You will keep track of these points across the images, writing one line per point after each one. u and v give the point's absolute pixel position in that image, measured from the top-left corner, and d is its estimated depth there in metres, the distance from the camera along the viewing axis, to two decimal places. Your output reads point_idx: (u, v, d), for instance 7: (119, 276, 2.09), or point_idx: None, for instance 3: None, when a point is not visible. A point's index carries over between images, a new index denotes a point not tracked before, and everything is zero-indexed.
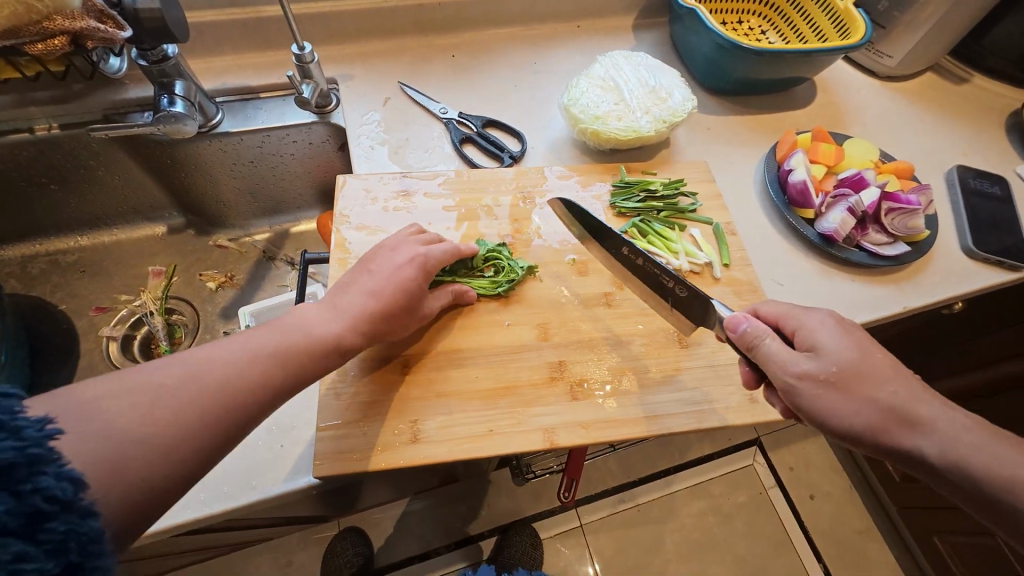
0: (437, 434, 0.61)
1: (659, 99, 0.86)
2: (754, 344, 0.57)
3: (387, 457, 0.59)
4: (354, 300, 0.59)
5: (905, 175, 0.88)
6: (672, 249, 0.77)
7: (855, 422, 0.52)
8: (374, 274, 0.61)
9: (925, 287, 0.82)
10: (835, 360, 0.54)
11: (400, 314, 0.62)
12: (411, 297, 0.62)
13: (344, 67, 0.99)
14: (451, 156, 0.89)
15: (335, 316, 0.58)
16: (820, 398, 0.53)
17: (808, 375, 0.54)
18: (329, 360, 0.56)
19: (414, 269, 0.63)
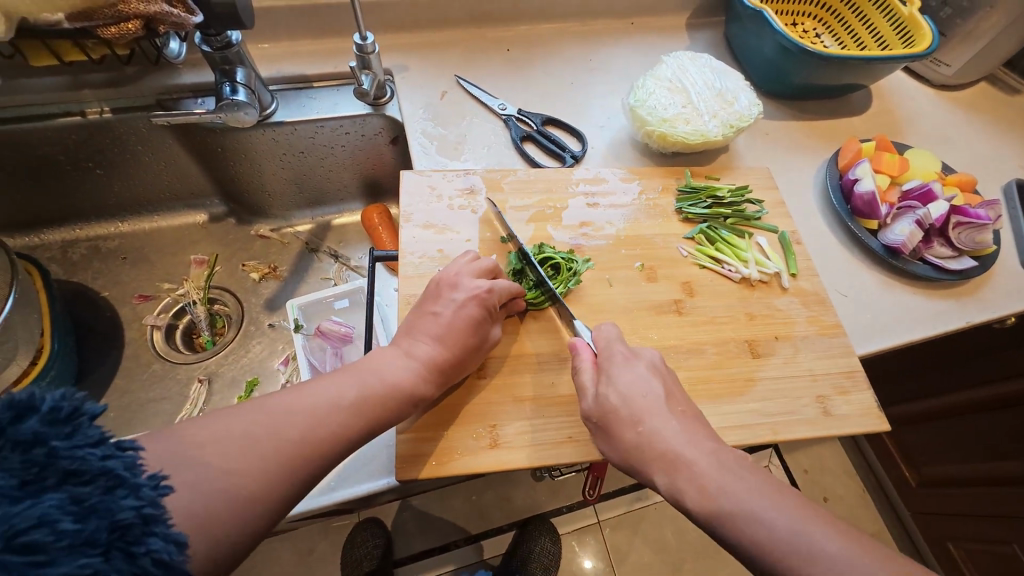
0: (516, 439, 0.60)
1: (726, 103, 0.84)
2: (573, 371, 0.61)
3: (467, 462, 0.59)
4: (422, 346, 0.59)
5: (969, 188, 0.87)
6: (741, 257, 0.76)
7: (612, 454, 0.55)
8: (439, 316, 0.61)
9: (987, 303, 0.82)
10: (600, 399, 0.56)
11: (467, 354, 0.61)
12: (473, 332, 0.61)
13: (398, 58, 0.97)
14: (510, 154, 0.87)
15: (408, 362, 0.58)
16: (597, 431, 0.57)
17: (589, 409, 0.57)
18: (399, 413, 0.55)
19: (473, 304, 0.62)
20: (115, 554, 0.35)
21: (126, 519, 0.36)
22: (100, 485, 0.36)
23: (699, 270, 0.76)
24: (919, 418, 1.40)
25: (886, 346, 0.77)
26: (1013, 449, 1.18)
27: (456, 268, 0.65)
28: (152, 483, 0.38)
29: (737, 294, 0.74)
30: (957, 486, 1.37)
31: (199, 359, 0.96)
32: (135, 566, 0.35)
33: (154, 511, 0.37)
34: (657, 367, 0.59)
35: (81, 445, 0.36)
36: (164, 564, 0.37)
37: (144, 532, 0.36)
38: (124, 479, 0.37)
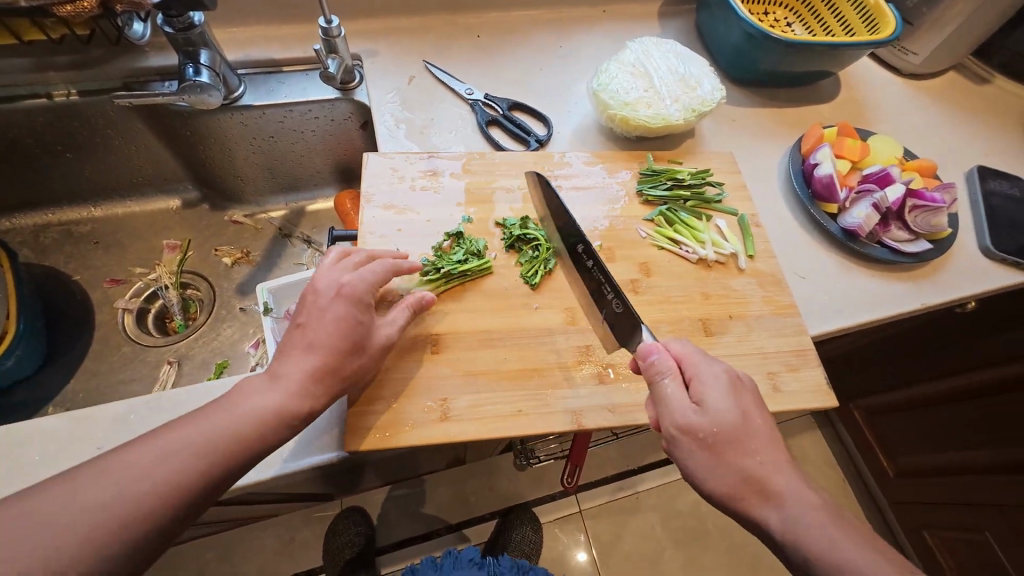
0: (466, 413, 0.61)
1: (688, 87, 0.85)
2: (655, 381, 0.57)
3: (416, 434, 0.60)
4: (288, 364, 0.54)
5: (928, 173, 0.88)
6: (698, 238, 0.77)
7: (711, 481, 0.52)
8: (304, 326, 0.56)
9: (943, 285, 0.83)
10: (715, 420, 0.53)
11: (352, 355, 0.56)
12: (351, 331, 0.56)
13: (368, 43, 0.97)
14: (476, 138, 0.88)
15: (275, 384, 0.53)
16: (694, 451, 0.53)
17: (689, 427, 0.53)
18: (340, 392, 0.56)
19: (341, 301, 0.57)
20: None
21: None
22: None
23: (657, 251, 0.77)
24: (895, 407, 1.42)
25: (842, 326, 0.78)
26: (984, 436, 1.20)
27: (325, 272, 0.61)
28: None
29: (693, 274, 0.75)
30: (930, 474, 1.39)
31: (169, 343, 0.97)
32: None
33: None
34: (744, 384, 0.56)
35: None
36: None
37: None
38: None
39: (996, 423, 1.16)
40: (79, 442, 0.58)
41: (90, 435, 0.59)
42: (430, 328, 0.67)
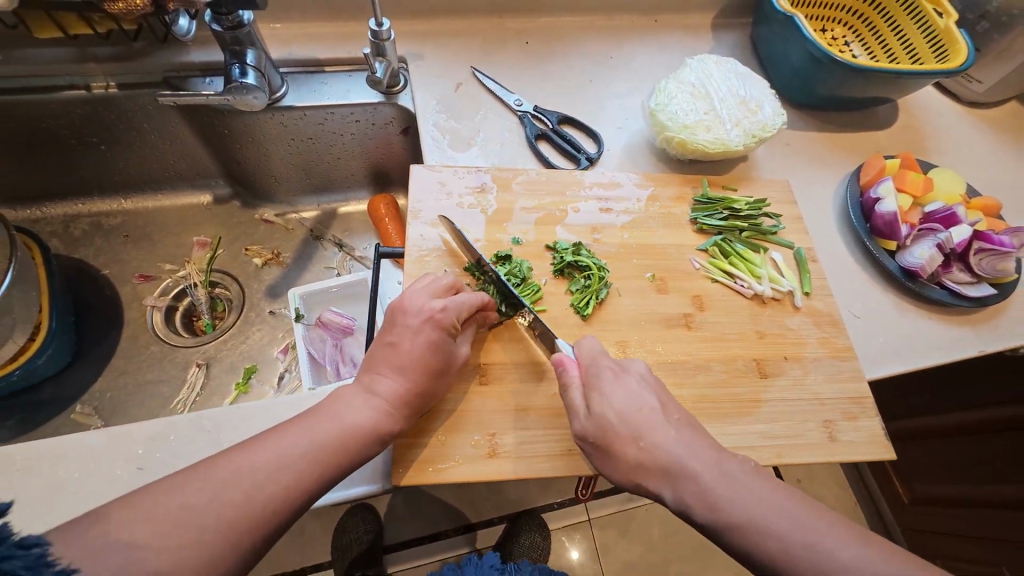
0: (524, 456, 0.60)
1: (749, 111, 0.81)
2: (563, 392, 0.59)
3: (467, 472, 0.58)
4: (382, 381, 0.56)
5: (992, 213, 0.85)
6: (754, 273, 0.75)
7: (619, 477, 0.54)
8: (396, 347, 0.57)
9: (1005, 331, 0.79)
10: (603, 422, 0.54)
11: (435, 379, 0.58)
12: (437, 359, 0.58)
13: (413, 45, 0.94)
14: (523, 151, 0.85)
15: (370, 400, 0.55)
16: (599, 451, 0.55)
17: (585, 433, 0.55)
18: (388, 425, 0.55)
19: (429, 324, 0.58)
20: None
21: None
22: None
23: (712, 285, 0.75)
24: (919, 435, 1.39)
25: (899, 370, 0.76)
26: (1005, 473, 1.17)
27: (415, 292, 0.61)
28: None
29: (747, 310, 0.74)
30: (955, 506, 1.34)
31: (198, 343, 0.95)
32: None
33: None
34: (641, 377, 0.58)
35: None
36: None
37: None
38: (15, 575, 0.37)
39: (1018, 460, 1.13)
40: (118, 461, 0.57)
41: (129, 454, 0.57)
42: (483, 361, 0.65)
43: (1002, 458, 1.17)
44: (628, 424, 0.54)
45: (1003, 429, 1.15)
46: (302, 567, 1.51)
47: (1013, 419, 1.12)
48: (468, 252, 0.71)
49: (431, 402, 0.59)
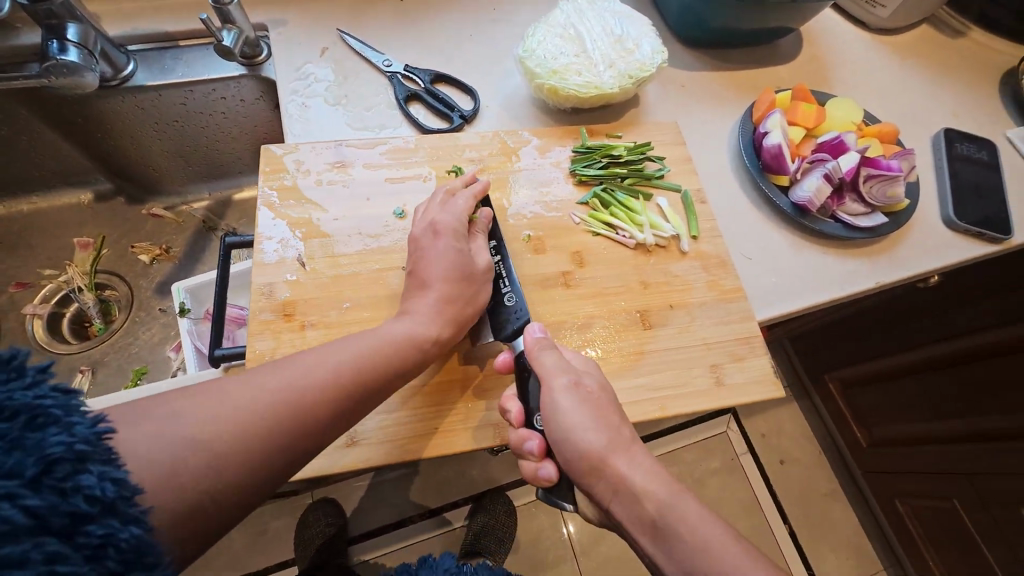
0: (376, 434, 0.56)
1: (625, 51, 0.77)
2: (535, 355, 0.55)
3: (323, 463, 0.54)
4: (414, 302, 0.57)
5: (888, 139, 0.81)
6: (635, 221, 0.71)
7: (589, 440, 0.49)
8: (419, 269, 0.59)
9: (899, 261, 0.78)
10: (599, 384, 0.54)
11: (462, 287, 0.59)
12: (460, 266, 0.59)
13: (276, 11, 0.87)
14: (394, 116, 0.80)
15: (405, 317, 0.56)
16: (571, 409, 0.51)
17: (576, 388, 0.53)
18: (420, 336, 0.55)
19: (449, 235, 0.61)
20: (43, 487, 0.34)
21: (55, 455, 0.35)
22: (25, 421, 0.35)
23: (592, 239, 0.70)
24: (870, 378, 1.36)
25: (793, 309, 0.73)
26: (955, 406, 1.17)
27: (421, 218, 0.64)
28: (88, 422, 0.37)
29: (631, 262, 0.69)
30: (903, 445, 1.35)
31: (84, 348, 0.92)
32: (67, 503, 0.34)
33: (87, 449, 0.36)
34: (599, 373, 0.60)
35: (13, 389, 0.35)
36: (99, 500, 0.35)
37: (75, 470, 0.35)
38: (55, 416, 0.36)
39: (971, 391, 1.13)
40: None
41: None
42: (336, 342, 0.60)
43: (949, 393, 1.18)
44: (607, 390, 0.54)
45: (954, 364, 1.15)
46: (266, 568, 1.47)
47: (963, 351, 1.12)
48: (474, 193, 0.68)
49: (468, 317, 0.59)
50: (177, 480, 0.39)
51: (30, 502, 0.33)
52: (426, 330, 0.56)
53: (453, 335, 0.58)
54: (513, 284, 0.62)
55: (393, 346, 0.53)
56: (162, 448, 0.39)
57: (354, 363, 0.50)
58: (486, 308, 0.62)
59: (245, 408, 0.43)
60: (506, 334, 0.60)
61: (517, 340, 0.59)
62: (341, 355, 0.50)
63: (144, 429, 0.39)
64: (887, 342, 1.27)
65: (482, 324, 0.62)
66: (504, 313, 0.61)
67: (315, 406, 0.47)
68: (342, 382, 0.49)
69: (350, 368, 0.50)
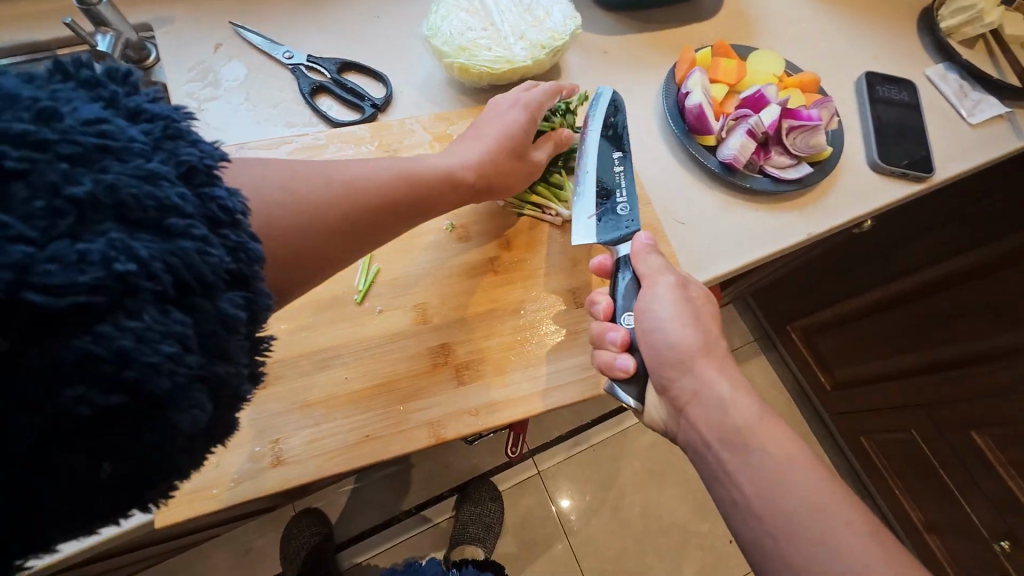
0: (303, 452, 0.53)
1: (535, 21, 0.74)
2: (640, 253, 0.58)
3: (249, 488, 0.51)
4: (465, 150, 0.60)
5: (810, 88, 0.81)
6: (560, 198, 0.69)
7: (682, 336, 0.52)
8: (475, 127, 0.62)
9: (828, 209, 0.78)
10: (703, 291, 0.57)
11: (512, 159, 0.62)
12: (519, 141, 0.62)
13: (160, 8, 0.80)
14: (301, 111, 0.75)
15: (449, 156, 0.58)
16: (670, 304, 0.54)
17: (682, 288, 0.55)
18: (461, 186, 0.58)
19: (520, 110, 0.63)
20: (185, 186, 0.30)
21: (190, 163, 0.31)
22: (160, 129, 0.31)
23: (519, 220, 0.68)
24: (829, 325, 1.39)
25: (727, 269, 0.73)
26: (905, 342, 1.22)
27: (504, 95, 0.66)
28: (211, 147, 0.33)
29: (559, 240, 0.67)
30: (861, 385, 1.39)
31: None
32: (173, 243, 0.28)
33: (216, 168, 0.32)
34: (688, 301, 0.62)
35: (134, 97, 0.32)
36: (232, 214, 0.32)
37: (210, 182, 0.32)
38: (185, 133, 0.32)
39: (919, 327, 1.18)
40: None
41: None
42: None
43: (899, 331, 1.22)
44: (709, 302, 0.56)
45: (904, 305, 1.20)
46: None
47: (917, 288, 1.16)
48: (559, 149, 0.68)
49: (509, 176, 0.62)
50: (251, 226, 0.38)
51: (177, 223, 0.29)
52: (468, 172, 0.58)
53: (489, 184, 0.61)
54: (630, 193, 0.63)
55: (442, 176, 0.56)
56: (266, 202, 0.40)
57: (411, 178, 0.52)
58: (595, 210, 0.62)
59: (330, 186, 0.45)
60: (608, 237, 0.61)
61: (620, 244, 0.61)
62: (398, 167, 0.52)
63: (226, 176, 0.39)
64: (840, 288, 1.30)
65: (587, 225, 0.62)
66: (616, 217, 0.62)
67: (377, 209, 0.48)
68: (401, 193, 0.51)
69: (405, 182, 0.51)
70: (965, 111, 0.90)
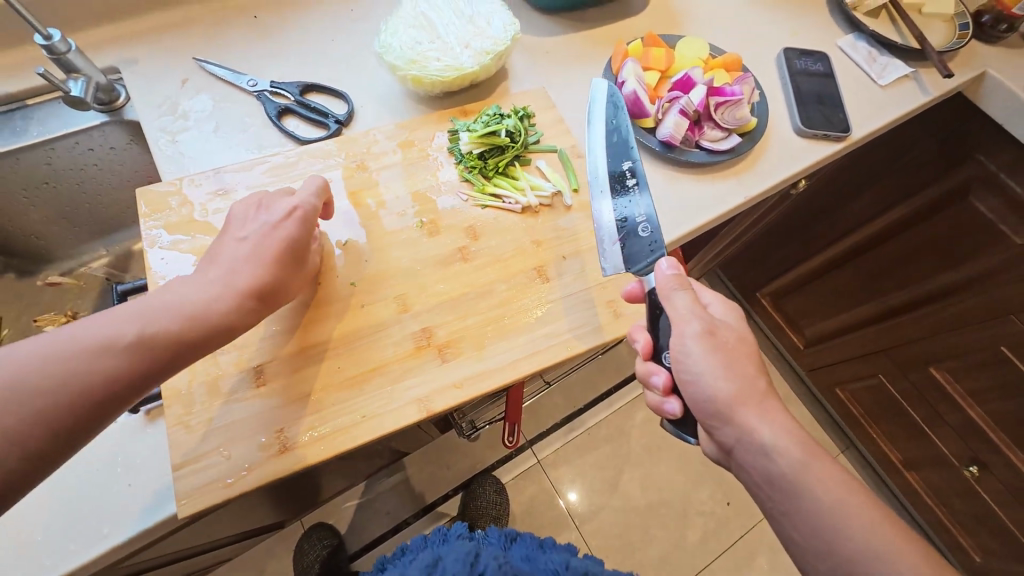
0: (308, 436, 0.58)
1: (479, 31, 0.81)
2: (667, 296, 0.59)
3: (259, 476, 0.56)
4: (233, 270, 0.57)
5: (734, 67, 0.89)
6: (518, 187, 0.75)
7: (717, 388, 0.53)
8: (235, 244, 0.59)
9: (762, 174, 0.86)
10: (738, 332, 0.58)
11: (290, 270, 0.60)
12: (283, 255, 0.59)
13: (125, 51, 0.85)
14: (271, 133, 0.80)
15: (209, 284, 0.56)
16: (703, 356, 0.55)
17: (713, 331, 0.56)
18: (217, 337, 0.54)
19: (289, 222, 0.61)
20: None
21: None
22: None
23: (483, 212, 0.74)
24: (799, 282, 1.45)
25: (678, 235, 0.80)
26: (863, 292, 1.31)
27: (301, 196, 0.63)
28: None
29: (521, 225, 0.74)
30: (829, 339, 1.48)
31: None
32: None
33: None
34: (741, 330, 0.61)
35: None
36: None
37: None
38: None
39: (876, 276, 1.27)
40: None
41: None
42: (252, 361, 0.61)
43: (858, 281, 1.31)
44: (743, 337, 0.57)
45: (857, 256, 1.28)
46: None
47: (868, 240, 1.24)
48: (537, 172, 0.79)
49: (283, 292, 0.60)
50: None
51: None
52: (227, 310, 0.55)
53: (263, 311, 0.58)
54: (647, 213, 0.67)
55: (185, 321, 0.52)
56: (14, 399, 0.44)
57: (156, 333, 0.50)
58: (619, 237, 0.67)
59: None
60: (639, 267, 0.66)
61: (648, 276, 0.64)
62: (161, 315, 0.52)
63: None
64: (807, 249, 1.36)
65: (614, 253, 0.67)
66: (639, 244, 0.66)
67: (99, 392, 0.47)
68: (140, 355, 0.49)
69: (142, 341, 0.50)
70: (875, 74, 0.99)
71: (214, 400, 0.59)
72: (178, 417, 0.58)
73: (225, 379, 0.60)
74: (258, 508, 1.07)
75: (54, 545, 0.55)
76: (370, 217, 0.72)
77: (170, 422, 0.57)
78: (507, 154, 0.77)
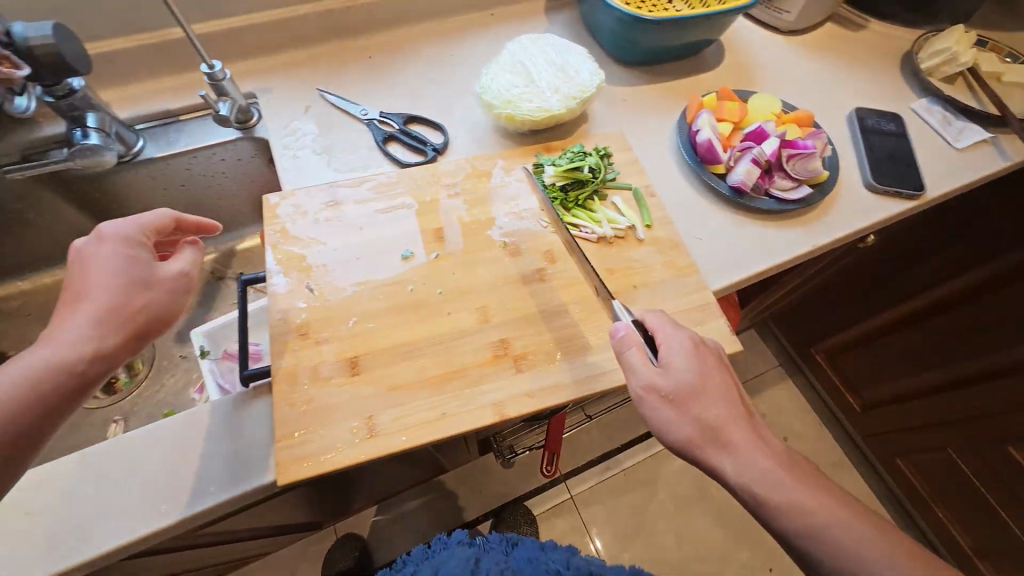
0: (393, 425, 0.64)
1: (567, 78, 0.90)
2: (620, 352, 0.61)
3: (346, 456, 0.62)
4: (82, 314, 0.53)
5: (806, 123, 0.93)
6: (595, 219, 0.81)
7: (677, 435, 0.57)
8: (86, 277, 0.54)
9: (832, 225, 0.89)
10: (674, 379, 0.58)
11: (137, 301, 0.55)
12: (134, 289, 0.55)
13: (262, 80, 0.99)
14: (376, 156, 0.91)
15: (52, 340, 0.51)
16: (660, 410, 0.58)
17: (653, 386, 0.58)
18: (90, 376, 0.51)
19: (111, 244, 0.56)
20: None
21: None
22: None
23: (560, 238, 0.80)
24: (856, 343, 1.41)
25: (745, 275, 0.82)
26: (932, 357, 1.25)
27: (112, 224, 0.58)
28: None
29: (596, 253, 0.79)
30: (891, 404, 1.41)
31: (114, 400, 0.99)
32: None
33: None
34: (710, 354, 0.62)
35: None
36: None
37: None
38: None
39: (946, 342, 1.21)
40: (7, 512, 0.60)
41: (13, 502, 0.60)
42: (348, 352, 0.69)
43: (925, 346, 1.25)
44: (691, 381, 0.58)
45: (923, 318, 1.23)
46: None
47: (938, 302, 1.19)
48: (613, 206, 0.84)
49: (152, 323, 0.55)
50: None
51: None
52: (88, 351, 0.51)
53: (130, 345, 0.54)
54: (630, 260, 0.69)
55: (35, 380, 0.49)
56: None
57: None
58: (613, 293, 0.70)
59: None
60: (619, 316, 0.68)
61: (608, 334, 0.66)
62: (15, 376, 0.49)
63: None
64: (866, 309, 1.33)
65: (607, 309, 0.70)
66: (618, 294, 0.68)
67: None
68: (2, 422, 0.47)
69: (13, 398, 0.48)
70: (950, 137, 1.01)
71: (314, 383, 0.66)
72: (283, 394, 0.65)
73: (325, 365, 0.67)
74: (309, 503, 1.12)
75: (171, 493, 0.61)
76: (459, 235, 0.80)
77: (277, 397, 0.65)
78: (587, 187, 0.83)
